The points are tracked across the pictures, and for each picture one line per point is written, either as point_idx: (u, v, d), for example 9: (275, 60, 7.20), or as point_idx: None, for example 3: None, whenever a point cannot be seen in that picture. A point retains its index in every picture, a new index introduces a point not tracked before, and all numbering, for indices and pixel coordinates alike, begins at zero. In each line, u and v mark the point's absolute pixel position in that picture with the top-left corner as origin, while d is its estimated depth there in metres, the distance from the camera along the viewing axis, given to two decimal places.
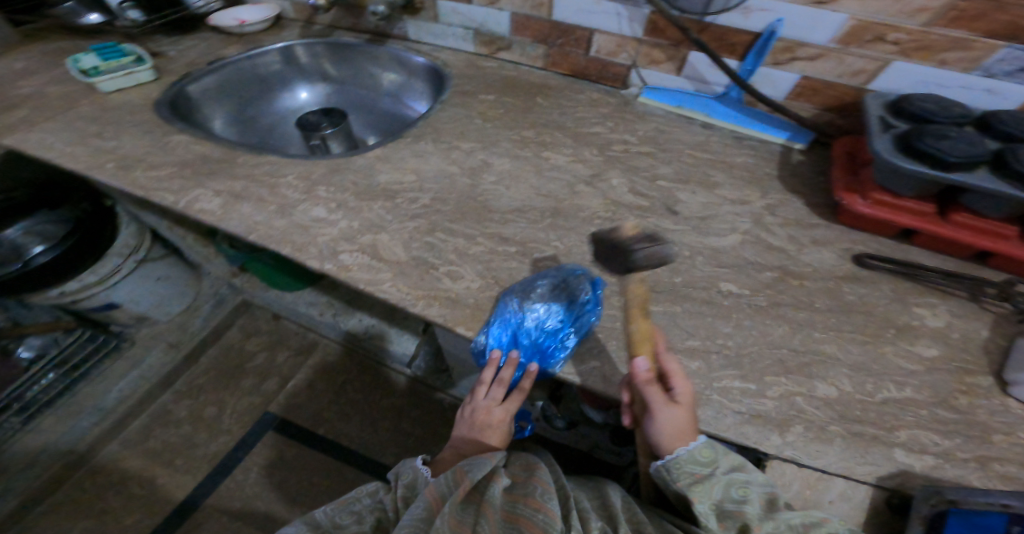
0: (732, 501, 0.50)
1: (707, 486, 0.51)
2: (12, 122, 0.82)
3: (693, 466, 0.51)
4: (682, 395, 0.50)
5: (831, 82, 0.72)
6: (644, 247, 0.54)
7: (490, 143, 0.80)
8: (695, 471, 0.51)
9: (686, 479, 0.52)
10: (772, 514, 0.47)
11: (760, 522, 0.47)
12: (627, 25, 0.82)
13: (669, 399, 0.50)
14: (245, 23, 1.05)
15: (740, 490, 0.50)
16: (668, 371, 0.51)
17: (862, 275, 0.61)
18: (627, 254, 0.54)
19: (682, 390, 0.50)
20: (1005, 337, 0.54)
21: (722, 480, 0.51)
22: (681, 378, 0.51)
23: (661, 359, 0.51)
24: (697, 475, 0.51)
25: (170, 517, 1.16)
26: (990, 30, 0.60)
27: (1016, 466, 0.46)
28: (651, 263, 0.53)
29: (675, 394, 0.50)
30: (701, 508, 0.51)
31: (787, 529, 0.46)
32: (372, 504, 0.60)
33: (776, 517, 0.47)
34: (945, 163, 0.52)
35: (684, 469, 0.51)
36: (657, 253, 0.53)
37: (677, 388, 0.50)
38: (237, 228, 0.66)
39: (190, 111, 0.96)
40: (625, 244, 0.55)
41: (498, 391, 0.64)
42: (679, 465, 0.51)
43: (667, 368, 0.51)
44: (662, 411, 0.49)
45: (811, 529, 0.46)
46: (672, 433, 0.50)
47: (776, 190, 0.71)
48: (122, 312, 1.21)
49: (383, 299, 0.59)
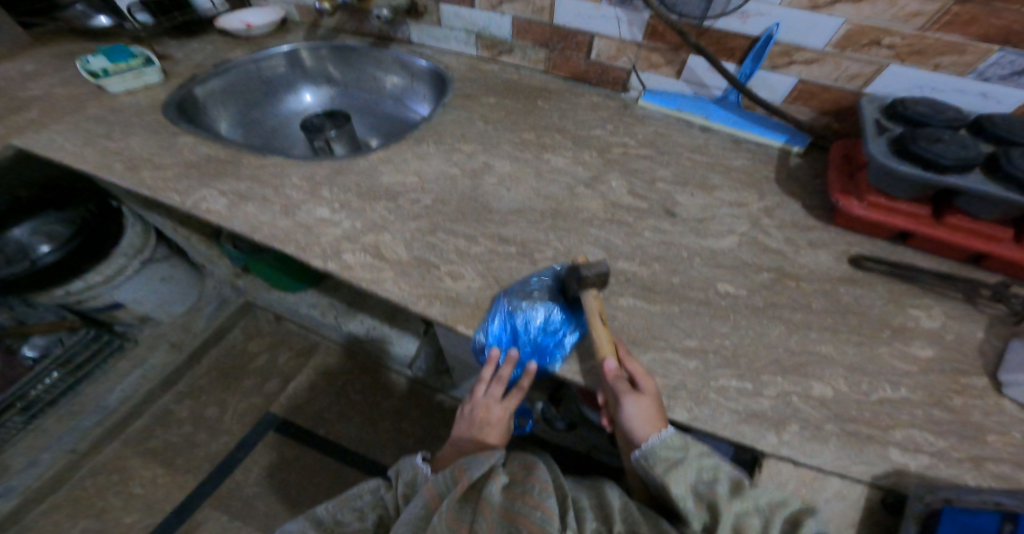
0: (704, 483, 0.51)
1: (681, 471, 0.51)
2: (23, 124, 0.83)
3: (668, 452, 0.51)
4: (647, 391, 0.50)
5: (829, 86, 0.73)
6: (585, 265, 0.57)
7: (492, 145, 0.81)
8: (669, 456, 0.51)
9: (661, 465, 0.51)
10: (740, 493, 0.50)
11: (730, 502, 0.49)
12: (626, 28, 0.83)
13: (634, 390, 0.50)
14: (251, 26, 1.06)
15: (710, 473, 0.52)
16: (633, 372, 0.52)
17: (859, 277, 0.62)
18: (575, 278, 0.56)
19: (646, 382, 0.51)
20: (1000, 339, 0.55)
21: (694, 466, 0.52)
22: (645, 373, 0.52)
23: (623, 358, 0.53)
24: (671, 460, 0.51)
25: (172, 516, 1.17)
26: (986, 35, 0.60)
27: (1009, 465, 0.47)
28: (594, 276, 0.56)
29: (638, 386, 0.51)
30: (678, 492, 0.50)
31: (755, 509, 0.49)
32: (372, 501, 0.61)
33: (744, 497, 0.49)
34: (940, 166, 0.53)
35: (659, 454, 0.51)
36: (596, 266, 0.56)
37: (641, 384, 0.51)
38: (242, 228, 0.67)
39: (197, 113, 0.97)
40: (570, 269, 0.58)
41: (496, 390, 0.64)
42: (656, 451, 0.51)
43: (629, 364, 0.52)
44: (627, 400, 0.49)
45: (779, 509, 0.48)
46: (642, 424, 0.50)
47: (775, 193, 0.72)
48: (126, 312, 1.22)
49: (384, 298, 0.60)
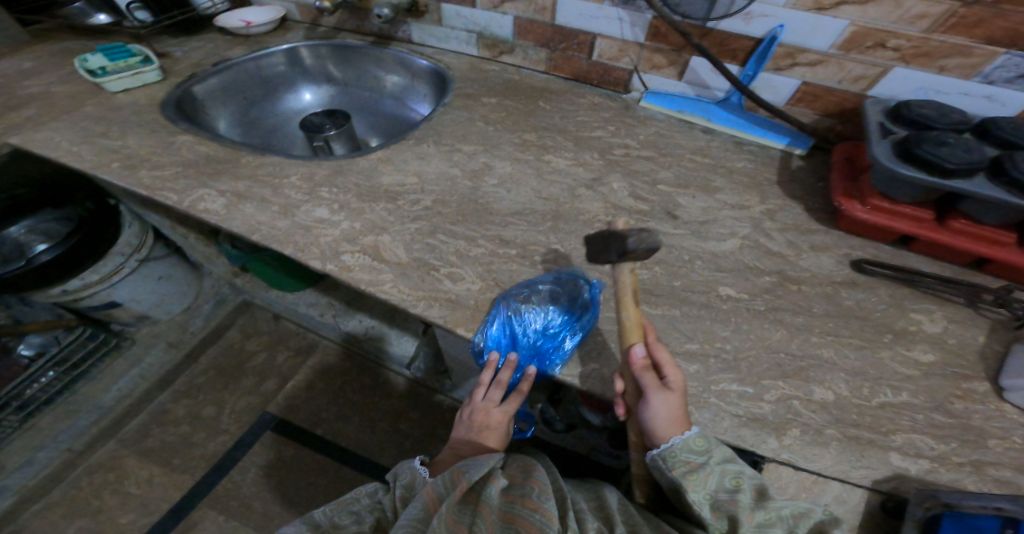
0: (724, 491, 0.50)
1: (702, 476, 0.50)
2: (19, 121, 0.82)
3: (688, 456, 0.49)
4: (675, 383, 0.50)
5: (832, 88, 0.73)
6: (635, 236, 0.50)
7: (492, 145, 0.80)
8: (689, 460, 0.49)
9: (680, 468, 0.50)
10: (763, 503, 0.48)
11: (752, 511, 0.48)
12: (629, 29, 0.82)
13: (664, 385, 0.50)
14: (251, 24, 1.06)
15: (733, 480, 0.50)
16: (662, 362, 0.51)
17: (860, 280, 0.61)
18: (620, 247, 0.51)
19: (674, 376, 0.51)
20: (1003, 343, 0.55)
21: (717, 471, 0.50)
22: (672, 365, 0.51)
23: (652, 346, 0.52)
24: (691, 464, 0.50)
25: (167, 515, 1.16)
26: (991, 37, 0.60)
27: (1010, 470, 0.46)
28: (642, 250, 0.50)
29: (667, 380, 0.50)
30: (695, 497, 0.51)
31: (779, 519, 0.47)
32: (371, 505, 0.60)
33: (768, 506, 0.48)
34: (943, 170, 0.53)
35: (679, 458, 0.50)
36: (646, 239, 0.50)
37: (670, 376, 0.51)
38: (239, 228, 0.66)
39: (196, 112, 0.97)
40: (614, 235, 0.52)
41: (496, 393, 0.64)
42: (675, 454, 0.50)
43: (659, 354, 0.51)
44: (657, 396, 0.49)
45: (801, 520, 0.47)
46: (667, 420, 0.50)
47: (776, 195, 0.72)
48: (123, 311, 1.22)
49: (383, 300, 0.59)
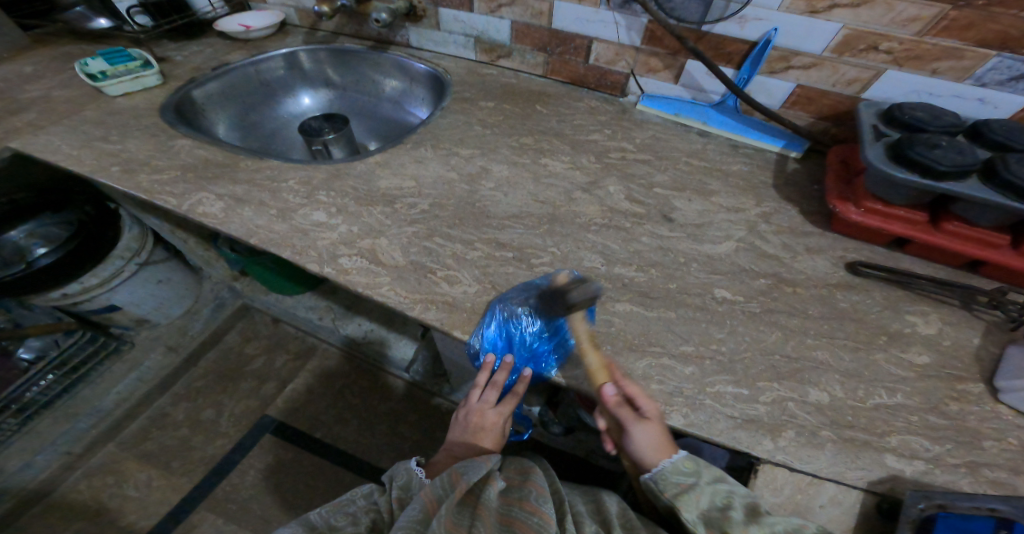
0: (717, 509, 0.51)
1: (693, 497, 0.53)
2: (19, 126, 0.83)
3: (678, 477, 0.54)
4: (650, 413, 0.51)
5: (826, 91, 0.73)
6: (576, 289, 0.54)
7: (489, 149, 0.81)
8: (679, 481, 0.54)
9: (672, 490, 0.53)
10: (757, 519, 0.48)
11: (745, 527, 0.48)
12: (625, 33, 0.83)
13: (640, 417, 0.52)
14: (250, 29, 1.06)
15: (724, 499, 0.51)
16: (633, 395, 0.52)
17: (855, 282, 0.61)
18: (564, 301, 0.54)
19: (648, 406, 0.51)
20: (997, 345, 0.55)
21: (707, 491, 0.53)
22: (647, 395, 0.51)
23: (622, 381, 0.52)
24: (681, 485, 0.53)
25: (166, 519, 1.16)
26: (983, 40, 0.61)
27: (1005, 471, 0.47)
28: (585, 301, 0.53)
29: (643, 412, 0.52)
30: (689, 517, 0.52)
31: None
32: (366, 506, 0.61)
33: (761, 522, 0.47)
34: (936, 172, 0.53)
35: (669, 480, 0.54)
36: (587, 290, 0.54)
37: (644, 407, 0.51)
38: (238, 232, 0.66)
39: (194, 116, 0.97)
40: (557, 292, 0.55)
41: (491, 394, 0.66)
42: (666, 476, 0.54)
43: (629, 388, 0.52)
44: (635, 428, 0.52)
45: None
46: (652, 449, 0.54)
47: (772, 198, 0.72)
48: (123, 315, 1.22)
49: (380, 303, 0.60)
